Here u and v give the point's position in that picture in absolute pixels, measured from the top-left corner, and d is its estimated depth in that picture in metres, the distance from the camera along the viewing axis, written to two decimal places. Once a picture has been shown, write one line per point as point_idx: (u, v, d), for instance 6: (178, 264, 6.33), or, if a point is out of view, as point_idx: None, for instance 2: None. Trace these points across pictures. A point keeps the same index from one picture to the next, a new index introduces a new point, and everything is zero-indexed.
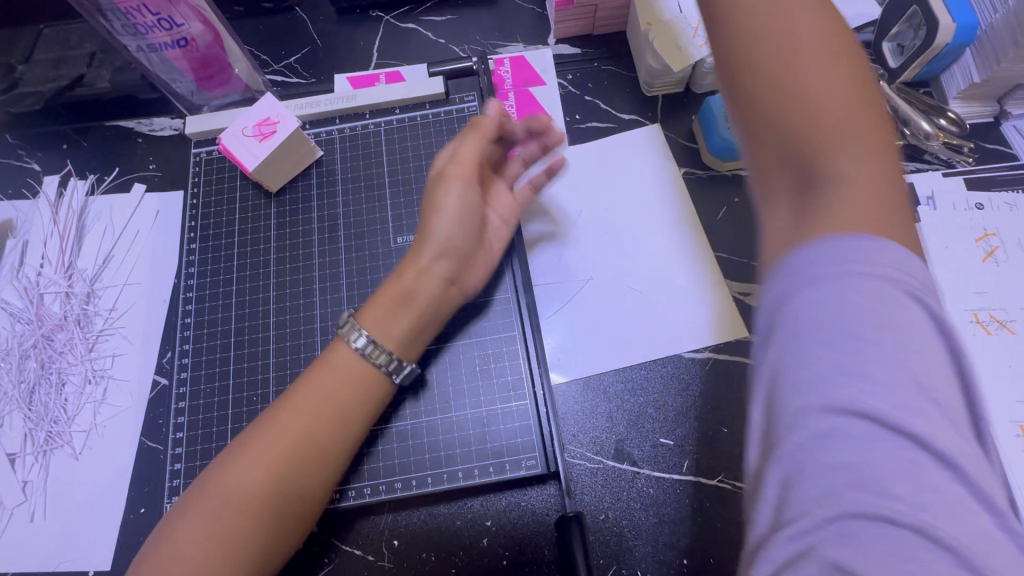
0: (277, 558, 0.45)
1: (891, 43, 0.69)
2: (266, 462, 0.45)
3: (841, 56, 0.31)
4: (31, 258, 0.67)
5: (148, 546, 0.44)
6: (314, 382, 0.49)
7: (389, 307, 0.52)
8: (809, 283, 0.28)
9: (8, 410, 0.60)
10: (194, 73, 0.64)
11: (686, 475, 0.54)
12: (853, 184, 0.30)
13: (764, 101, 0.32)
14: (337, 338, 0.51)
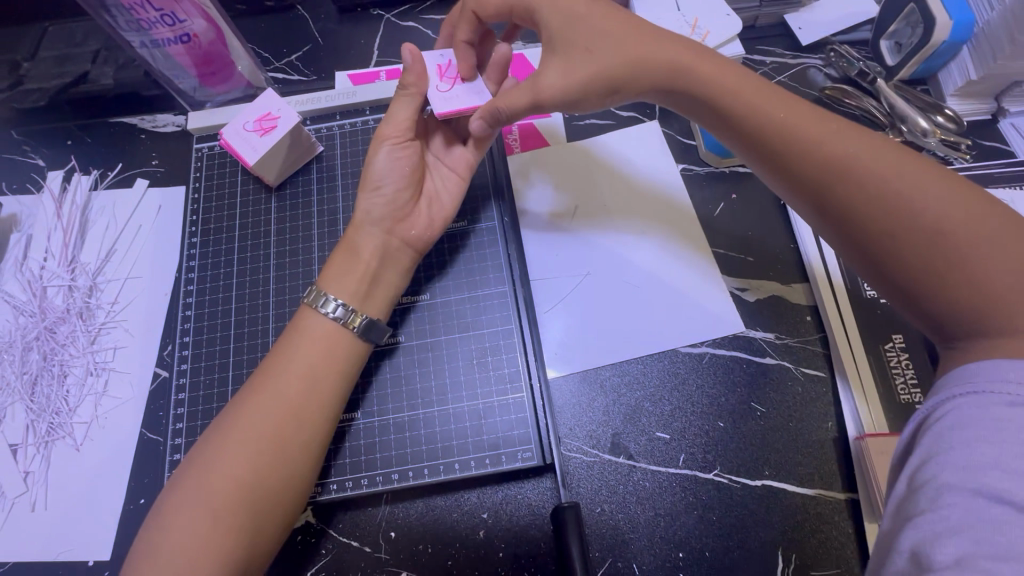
0: (273, 533, 0.46)
1: (888, 41, 0.69)
2: (246, 428, 0.46)
3: (921, 182, 0.42)
4: (35, 251, 0.67)
5: (147, 527, 0.45)
6: (287, 354, 0.50)
7: (342, 264, 0.54)
8: (982, 396, 0.36)
9: (11, 402, 0.61)
10: (196, 69, 0.65)
11: (682, 469, 0.54)
12: (964, 215, 0.40)
13: (895, 228, 0.42)
14: (307, 302, 0.53)
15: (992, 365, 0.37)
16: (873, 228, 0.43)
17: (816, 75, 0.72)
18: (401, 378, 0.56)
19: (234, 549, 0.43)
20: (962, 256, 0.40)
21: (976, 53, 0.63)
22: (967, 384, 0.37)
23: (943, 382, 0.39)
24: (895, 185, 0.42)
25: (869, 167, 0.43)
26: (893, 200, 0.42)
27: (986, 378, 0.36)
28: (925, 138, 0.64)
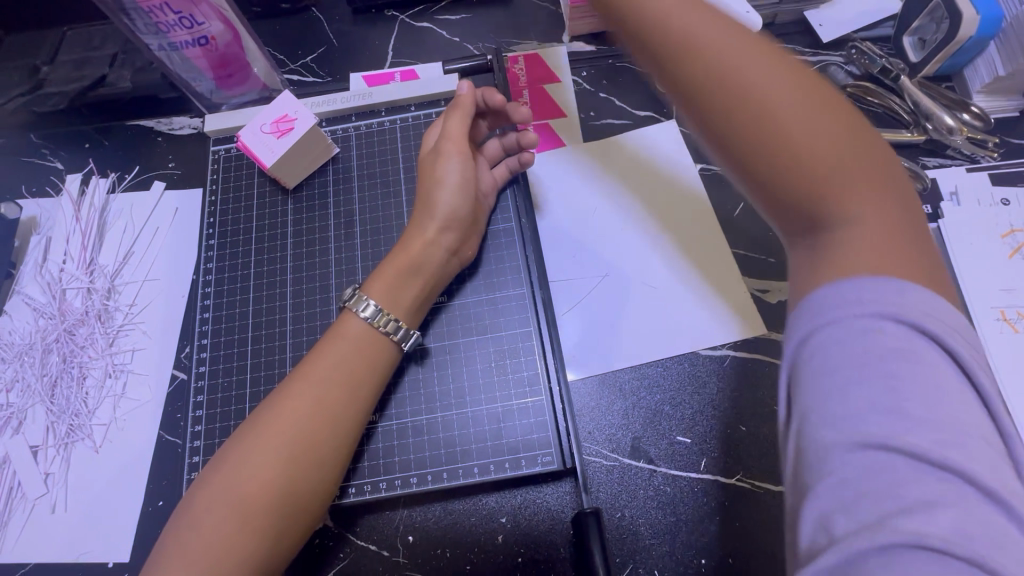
0: (294, 536, 0.45)
1: (912, 38, 0.68)
2: (278, 430, 0.46)
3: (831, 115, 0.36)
4: (54, 254, 0.68)
5: (172, 524, 0.45)
6: (328, 353, 0.50)
7: (397, 278, 0.54)
8: (829, 320, 0.33)
9: (31, 403, 0.61)
10: (213, 72, 0.65)
11: (704, 474, 0.53)
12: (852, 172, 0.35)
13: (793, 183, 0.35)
14: (347, 306, 0.53)
15: (847, 290, 0.33)
16: (760, 148, 0.36)
17: (837, 72, 0.70)
18: (419, 381, 0.56)
19: (254, 551, 0.43)
20: (812, 178, 0.35)
21: (1004, 48, 0.61)
22: (838, 311, 0.33)
23: (798, 308, 0.35)
24: (778, 93, 0.36)
25: (755, 55, 0.37)
26: (766, 95, 0.36)
27: (842, 304, 0.33)
28: (951, 136, 0.63)
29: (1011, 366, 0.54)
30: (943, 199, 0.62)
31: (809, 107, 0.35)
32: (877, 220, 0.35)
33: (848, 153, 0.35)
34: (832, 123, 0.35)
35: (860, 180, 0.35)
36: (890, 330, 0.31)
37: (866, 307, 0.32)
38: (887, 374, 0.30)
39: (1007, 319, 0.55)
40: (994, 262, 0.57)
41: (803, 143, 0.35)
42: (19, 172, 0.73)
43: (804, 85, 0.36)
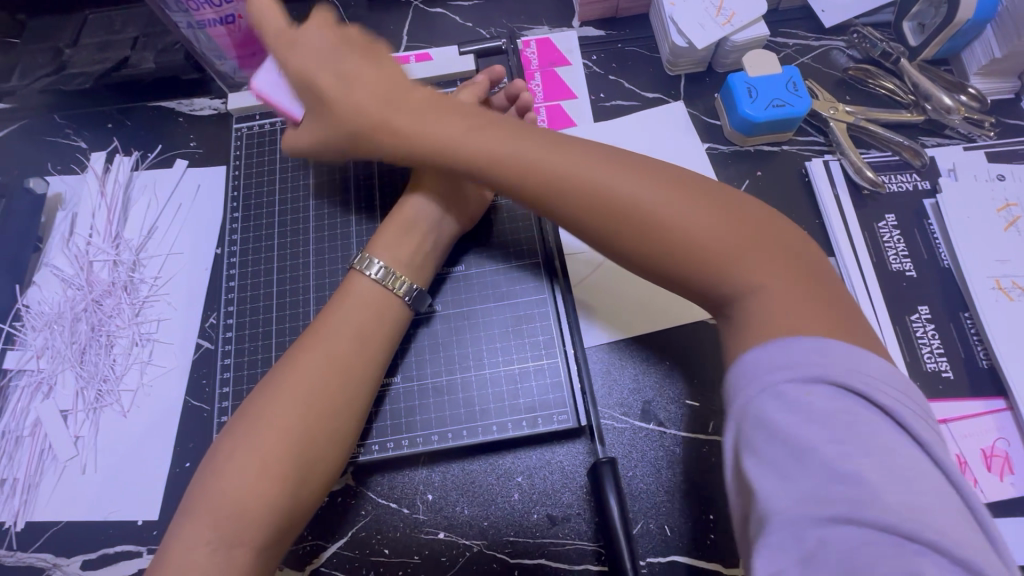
0: (316, 483, 0.47)
1: (911, 22, 0.70)
2: (294, 383, 0.48)
3: (708, 204, 0.42)
4: (80, 228, 0.70)
5: (200, 474, 0.47)
6: (340, 313, 0.53)
7: (394, 235, 0.58)
8: (777, 394, 0.34)
9: (61, 369, 0.63)
10: (236, 51, 0.67)
11: (713, 436, 0.56)
12: (747, 245, 0.40)
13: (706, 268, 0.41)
14: (354, 268, 0.56)
15: (774, 355, 0.35)
16: (651, 249, 0.43)
17: (839, 56, 0.73)
18: (438, 344, 0.58)
19: (280, 495, 0.45)
20: (709, 268, 0.41)
21: (1000, 31, 0.64)
22: (766, 381, 0.35)
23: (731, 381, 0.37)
24: (648, 201, 0.43)
25: (593, 167, 0.45)
26: (625, 206, 0.43)
27: (772, 375, 0.35)
28: (950, 116, 0.65)
29: (1008, 332, 0.56)
30: (940, 175, 0.64)
31: (673, 199, 0.42)
32: (777, 281, 0.39)
33: (737, 231, 0.41)
34: (712, 214, 0.41)
35: (760, 260, 0.40)
36: (823, 397, 0.33)
37: (782, 373, 0.34)
38: (830, 436, 0.32)
39: (1003, 287, 0.57)
40: (990, 234, 0.60)
41: (678, 239, 0.41)
42: (45, 151, 0.75)
43: (667, 184, 0.43)
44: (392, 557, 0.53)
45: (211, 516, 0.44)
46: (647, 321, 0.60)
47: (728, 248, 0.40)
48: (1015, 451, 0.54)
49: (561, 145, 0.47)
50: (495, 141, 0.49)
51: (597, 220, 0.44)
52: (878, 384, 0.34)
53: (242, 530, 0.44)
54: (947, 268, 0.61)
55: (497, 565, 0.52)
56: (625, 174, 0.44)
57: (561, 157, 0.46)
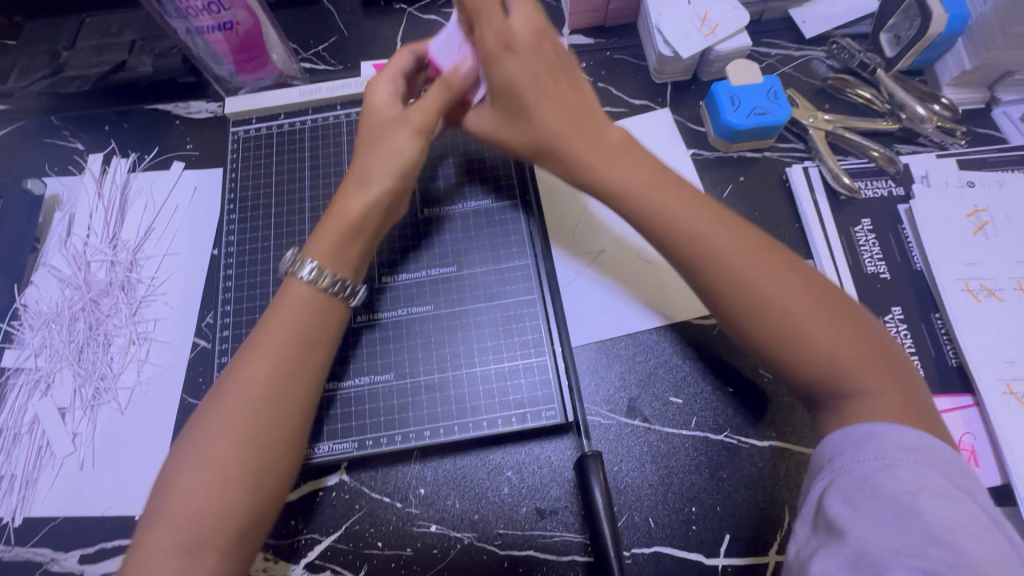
0: (270, 490, 0.48)
1: (888, 34, 0.73)
2: (239, 393, 0.48)
3: (814, 298, 0.47)
4: (78, 229, 0.71)
5: (157, 487, 0.47)
6: (275, 320, 0.51)
7: (339, 238, 0.54)
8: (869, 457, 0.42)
9: (59, 367, 0.64)
10: (233, 56, 0.68)
11: (695, 431, 0.58)
12: (844, 340, 0.45)
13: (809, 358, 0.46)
14: (288, 272, 0.53)
15: (867, 435, 0.43)
16: (765, 329, 0.47)
17: (818, 66, 0.76)
18: (431, 343, 0.60)
19: (234, 504, 0.45)
20: (818, 362, 0.45)
21: (970, 43, 0.67)
22: (854, 456, 0.42)
23: (819, 454, 0.45)
24: (775, 288, 0.46)
25: (726, 241, 0.48)
26: (752, 286, 0.47)
27: (859, 454, 0.42)
28: (922, 125, 0.68)
29: (974, 332, 0.59)
30: (914, 181, 0.67)
31: (798, 292, 0.46)
32: (872, 376, 0.45)
33: (846, 335, 0.46)
34: (828, 315, 0.46)
35: (857, 356, 0.45)
36: (904, 471, 0.40)
37: (872, 455, 0.42)
38: (904, 486, 0.40)
39: (971, 289, 0.60)
40: (959, 239, 0.62)
41: (793, 327, 0.46)
42: (42, 153, 0.76)
43: (787, 272, 0.47)
44: (386, 550, 0.55)
45: (167, 528, 0.44)
46: (661, 302, 0.62)
47: (829, 342, 0.45)
48: (981, 445, 0.56)
49: (711, 213, 0.50)
50: (645, 186, 0.52)
51: (726, 290, 0.48)
52: (947, 465, 0.41)
53: (200, 540, 0.44)
54: (919, 271, 0.63)
55: (487, 556, 0.54)
56: (756, 258, 0.48)
57: (698, 217, 0.50)
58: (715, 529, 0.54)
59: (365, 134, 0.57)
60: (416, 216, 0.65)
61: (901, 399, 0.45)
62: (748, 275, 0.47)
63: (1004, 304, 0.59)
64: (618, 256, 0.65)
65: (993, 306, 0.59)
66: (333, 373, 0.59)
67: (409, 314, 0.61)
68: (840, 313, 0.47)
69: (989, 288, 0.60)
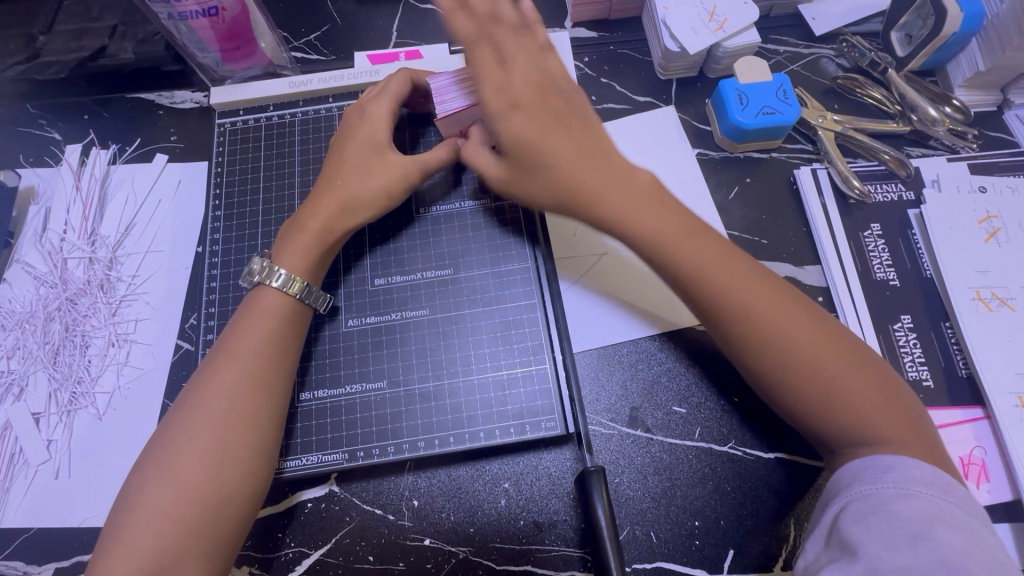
0: (237, 506, 0.45)
1: (898, 34, 0.71)
2: (206, 405, 0.46)
3: (827, 337, 0.46)
4: (54, 224, 0.67)
5: (119, 501, 0.44)
6: (247, 329, 0.50)
7: (305, 249, 0.54)
8: (883, 477, 0.41)
9: (33, 370, 0.61)
10: (220, 44, 0.64)
11: (699, 442, 0.56)
12: (857, 381, 0.44)
13: (821, 399, 0.44)
14: (259, 281, 0.52)
15: (881, 464, 0.41)
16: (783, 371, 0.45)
17: (828, 64, 0.74)
18: (426, 349, 0.57)
19: (197, 522, 0.43)
20: (836, 404, 0.44)
21: (984, 44, 0.65)
22: (872, 483, 0.41)
23: (835, 480, 0.44)
24: (794, 329, 0.46)
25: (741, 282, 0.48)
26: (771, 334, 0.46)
27: (877, 481, 0.41)
28: (934, 127, 0.66)
29: (986, 343, 0.57)
30: (924, 186, 0.65)
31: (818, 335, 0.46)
32: (889, 417, 0.43)
33: (867, 379, 0.44)
34: (847, 359, 0.45)
35: (873, 396, 0.44)
36: (921, 502, 0.39)
37: (888, 483, 0.40)
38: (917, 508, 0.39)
39: (982, 298, 0.58)
40: (971, 246, 0.61)
41: (812, 370, 0.45)
42: (16, 143, 0.72)
43: (799, 311, 0.47)
44: (377, 564, 0.52)
45: (127, 550, 0.42)
46: (655, 312, 0.61)
47: (840, 381, 0.44)
48: (991, 459, 0.55)
49: (735, 256, 0.49)
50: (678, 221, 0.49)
51: (745, 337, 0.46)
52: (962, 500, 0.40)
53: (166, 562, 0.42)
54: (929, 278, 0.62)
55: (483, 571, 0.52)
56: (779, 302, 0.47)
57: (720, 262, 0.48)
58: (719, 544, 0.53)
59: (344, 153, 0.57)
60: (412, 215, 0.62)
61: (919, 440, 0.43)
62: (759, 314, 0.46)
63: (1015, 313, 0.58)
64: (615, 263, 0.63)
65: (1004, 315, 0.58)
66: (323, 380, 0.56)
67: (404, 317, 0.58)
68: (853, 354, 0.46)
69: (1000, 296, 0.59)
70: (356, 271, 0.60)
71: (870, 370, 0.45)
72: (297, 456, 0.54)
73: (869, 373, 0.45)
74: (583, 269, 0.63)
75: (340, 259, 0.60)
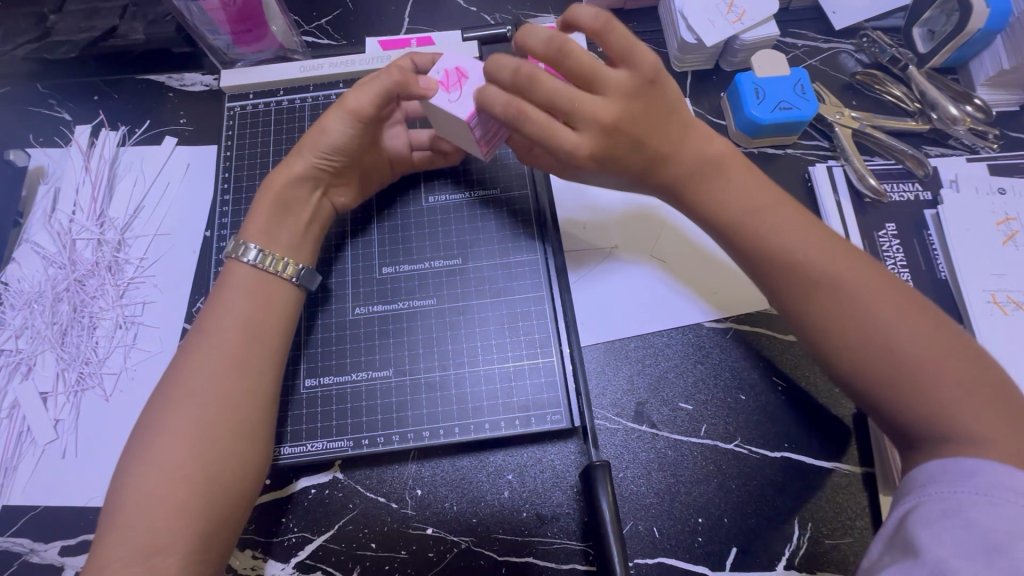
0: (232, 481, 0.45)
1: (920, 29, 0.69)
2: (187, 382, 0.46)
3: (913, 318, 0.43)
4: (63, 204, 0.67)
5: (112, 486, 0.44)
6: (225, 305, 0.50)
7: (268, 213, 0.53)
8: (962, 485, 0.38)
9: (41, 350, 0.62)
10: (231, 26, 0.64)
11: (703, 439, 0.56)
12: (944, 368, 0.41)
13: (898, 383, 0.42)
14: (229, 256, 0.52)
15: (963, 468, 0.38)
16: (851, 356, 0.44)
17: (847, 60, 0.73)
18: (433, 339, 0.57)
19: (190, 499, 0.43)
20: (900, 385, 0.42)
21: (1010, 42, 0.63)
22: (951, 486, 0.38)
23: (908, 482, 0.41)
24: (857, 308, 0.44)
25: (826, 258, 0.46)
26: (850, 310, 0.44)
27: (971, 489, 0.37)
28: (954, 126, 0.65)
29: (1000, 347, 0.56)
30: (942, 186, 0.64)
31: (886, 310, 0.44)
32: (984, 413, 0.40)
33: (942, 358, 0.42)
34: (922, 335, 0.43)
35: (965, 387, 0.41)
36: (1007, 511, 0.35)
37: (968, 486, 0.37)
38: (999, 518, 0.35)
39: (997, 302, 0.58)
40: (988, 248, 0.60)
41: (894, 350, 0.42)
42: (26, 122, 0.72)
43: (885, 292, 0.44)
44: (380, 552, 0.52)
45: (122, 531, 0.42)
46: (665, 307, 0.60)
47: (927, 367, 0.42)
48: None
49: (821, 234, 0.47)
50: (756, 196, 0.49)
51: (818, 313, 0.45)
52: None
53: (162, 540, 0.41)
54: (943, 281, 0.60)
55: (484, 562, 0.52)
56: (864, 280, 0.45)
57: (802, 238, 0.47)
58: (722, 541, 0.52)
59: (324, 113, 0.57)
60: (420, 204, 0.62)
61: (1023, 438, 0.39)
62: (842, 289, 0.45)
63: None
64: (626, 258, 0.62)
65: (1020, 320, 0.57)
66: (328, 367, 0.56)
67: (411, 307, 0.58)
68: (948, 343, 0.42)
69: (1016, 300, 0.58)
70: (363, 258, 0.60)
71: (963, 360, 0.42)
72: (299, 442, 0.54)
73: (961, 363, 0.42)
74: (594, 263, 0.61)
75: (348, 228, 0.61)
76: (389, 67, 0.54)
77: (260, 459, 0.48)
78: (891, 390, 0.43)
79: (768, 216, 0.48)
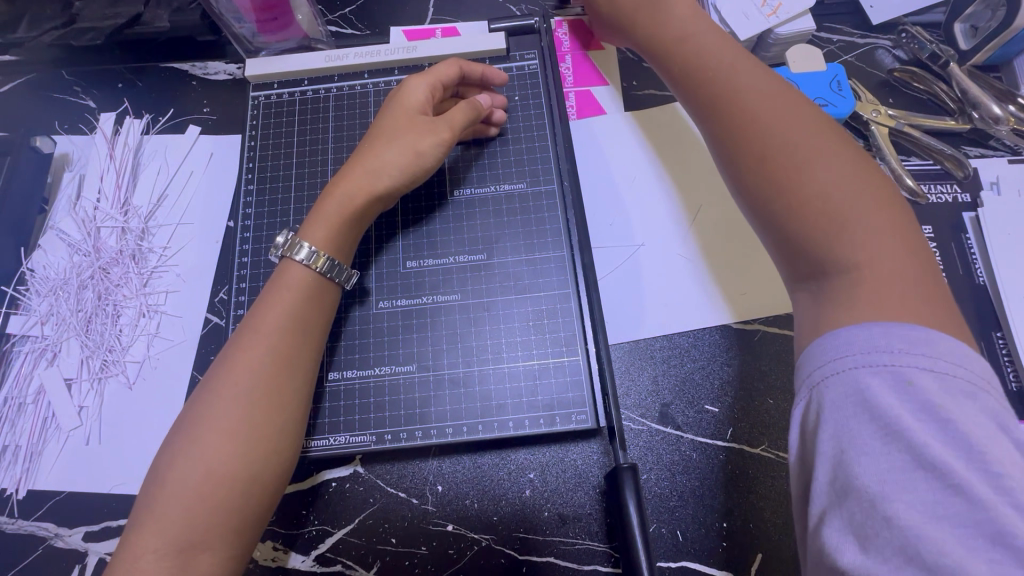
0: (271, 480, 0.45)
1: (963, 25, 0.67)
2: (234, 380, 0.46)
3: (851, 173, 0.42)
4: (88, 192, 0.68)
5: (150, 478, 0.44)
6: (274, 304, 0.49)
7: (334, 225, 0.52)
8: (849, 371, 0.35)
9: (66, 337, 0.62)
10: (256, 14, 0.63)
11: (730, 443, 0.55)
12: (864, 219, 0.39)
13: (803, 226, 0.41)
14: (283, 254, 0.51)
15: (860, 332, 0.36)
16: (757, 179, 0.45)
17: (884, 56, 0.70)
18: (457, 335, 0.56)
19: (229, 498, 0.43)
20: (809, 223, 0.41)
21: None
22: (837, 361, 0.36)
23: (800, 366, 0.39)
24: (783, 137, 0.44)
25: (775, 114, 0.46)
26: (780, 151, 0.44)
27: (869, 350, 0.35)
28: (996, 126, 0.63)
29: None
30: (982, 188, 0.62)
31: (813, 146, 0.43)
32: (888, 266, 0.38)
33: (856, 190, 0.41)
34: (844, 174, 0.42)
35: (876, 237, 0.39)
36: (881, 382, 0.34)
37: (857, 349, 0.36)
38: (874, 414, 0.33)
39: None
40: None
41: (815, 193, 0.41)
42: (51, 108, 0.72)
43: (831, 150, 0.43)
44: (400, 547, 0.52)
45: (159, 525, 0.41)
46: (692, 308, 0.59)
47: (842, 211, 0.40)
48: None
49: (782, 98, 0.47)
50: (723, 69, 0.51)
51: (754, 145, 0.45)
52: None
53: (199, 538, 0.41)
54: (982, 285, 0.59)
55: (505, 560, 0.51)
56: (808, 132, 0.44)
57: (758, 94, 0.48)
58: (747, 548, 0.51)
59: (385, 121, 0.56)
60: (444, 198, 0.61)
61: (926, 304, 0.37)
62: (781, 134, 0.44)
63: None
64: (651, 256, 0.62)
65: None
66: (352, 361, 0.56)
67: (435, 302, 0.57)
68: (880, 206, 0.40)
69: None
70: (387, 252, 0.59)
71: (889, 222, 0.40)
72: (323, 436, 0.54)
73: (885, 223, 0.40)
74: (617, 262, 0.62)
75: (372, 238, 0.60)
76: (471, 111, 0.58)
77: (295, 460, 0.48)
78: (797, 232, 0.42)
79: (728, 71, 0.51)
